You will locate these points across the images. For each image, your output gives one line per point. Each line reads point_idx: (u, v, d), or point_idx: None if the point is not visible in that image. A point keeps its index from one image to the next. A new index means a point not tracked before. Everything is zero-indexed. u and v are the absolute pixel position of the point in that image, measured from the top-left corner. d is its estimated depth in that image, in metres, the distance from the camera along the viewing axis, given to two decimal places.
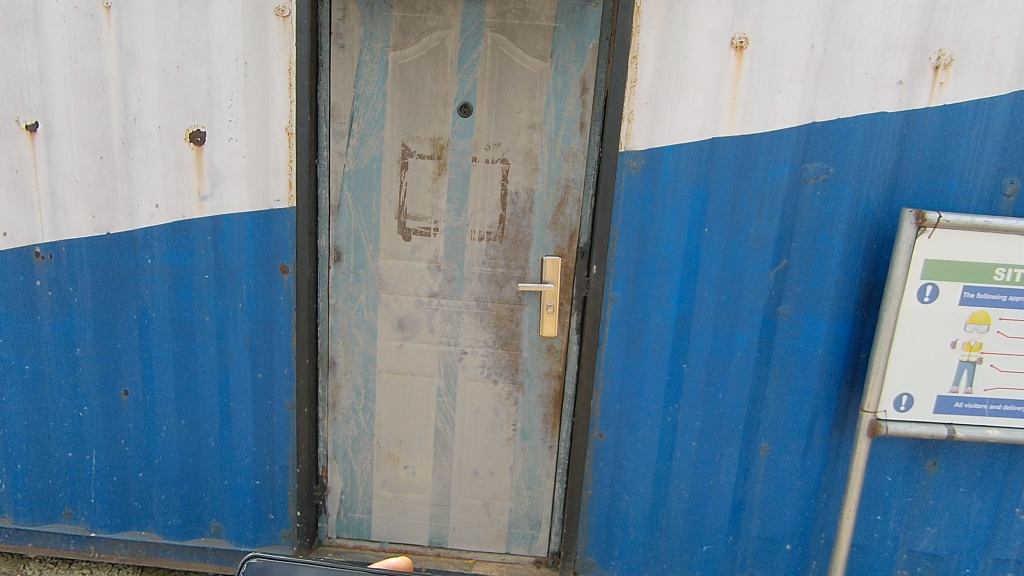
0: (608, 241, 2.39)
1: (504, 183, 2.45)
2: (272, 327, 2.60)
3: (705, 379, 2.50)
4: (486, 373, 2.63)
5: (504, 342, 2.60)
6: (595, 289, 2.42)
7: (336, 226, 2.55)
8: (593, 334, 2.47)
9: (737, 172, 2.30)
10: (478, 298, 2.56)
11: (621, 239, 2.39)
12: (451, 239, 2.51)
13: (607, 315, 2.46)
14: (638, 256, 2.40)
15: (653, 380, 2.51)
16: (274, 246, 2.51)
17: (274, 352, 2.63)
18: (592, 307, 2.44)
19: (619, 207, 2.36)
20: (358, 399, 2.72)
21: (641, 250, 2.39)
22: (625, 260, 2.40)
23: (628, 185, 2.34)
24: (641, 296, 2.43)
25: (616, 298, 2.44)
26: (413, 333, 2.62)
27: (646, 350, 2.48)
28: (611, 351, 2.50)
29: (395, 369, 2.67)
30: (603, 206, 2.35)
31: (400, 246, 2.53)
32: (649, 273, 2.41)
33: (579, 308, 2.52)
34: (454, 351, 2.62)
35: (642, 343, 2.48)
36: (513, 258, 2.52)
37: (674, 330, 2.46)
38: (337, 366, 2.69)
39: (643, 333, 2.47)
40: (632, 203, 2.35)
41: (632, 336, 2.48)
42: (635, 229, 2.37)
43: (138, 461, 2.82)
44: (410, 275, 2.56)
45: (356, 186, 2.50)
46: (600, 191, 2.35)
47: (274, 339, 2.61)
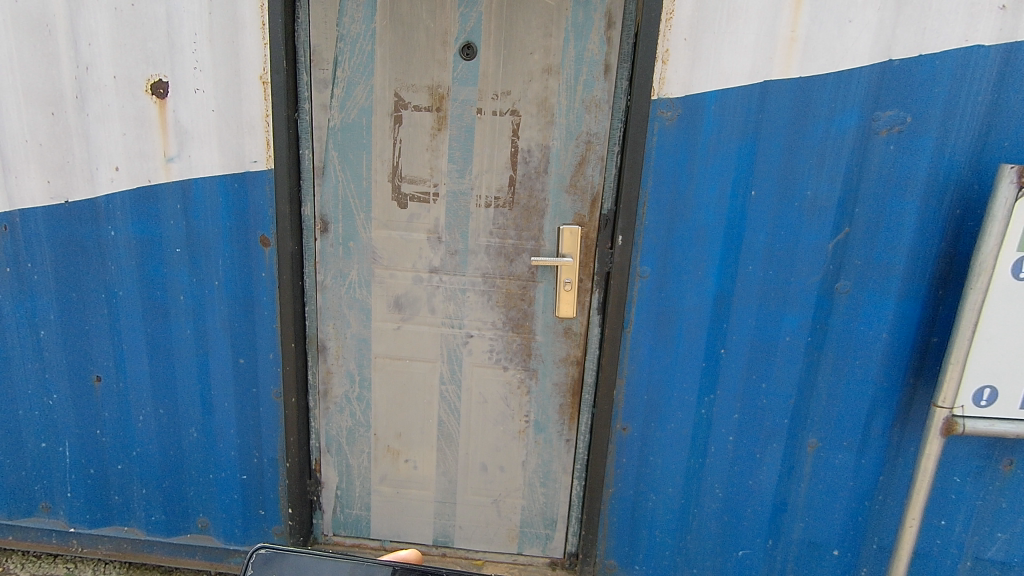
0: (634, 208, 2.03)
1: (513, 140, 2.09)
2: (253, 307, 2.31)
3: (746, 366, 2.17)
4: (495, 359, 2.32)
5: (514, 324, 2.27)
6: (621, 263, 2.08)
7: (321, 191, 2.20)
8: (617, 315, 2.14)
9: (793, 123, 1.92)
10: (486, 274, 2.23)
11: (651, 205, 2.04)
12: (452, 206, 2.17)
13: (633, 292, 2.13)
14: (670, 224, 2.05)
15: (686, 368, 2.19)
16: (253, 215, 2.21)
17: (258, 334, 2.34)
18: (616, 285, 2.11)
19: (650, 166, 2.00)
20: (353, 387, 2.43)
21: (674, 217, 2.04)
22: (655, 229, 2.06)
23: (660, 140, 1.97)
24: (673, 270, 2.09)
25: (645, 274, 2.10)
26: (411, 313, 2.31)
27: (678, 333, 2.15)
28: (639, 334, 2.17)
29: (391, 354, 2.37)
30: (631, 167, 1.99)
31: (396, 214, 2.20)
32: (682, 244, 2.06)
33: (601, 286, 2.18)
34: (458, 334, 2.31)
35: (674, 326, 2.15)
36: (525, 228, 2.17)
37: (712, 310, 2.12)
38: (328, 350, 2.39)
39: (677, 313, 2.13)
40: (664, 163, 1.99)
41: (663, 317, 2.14)
42: (668, 193, 2.02)
43: (117, 452, 2.58)
44: (407, 248, 2.23)
45: (343, 145, 2.14)
46: (627, 149, 1.99)
47: (257, 320, 2.33)
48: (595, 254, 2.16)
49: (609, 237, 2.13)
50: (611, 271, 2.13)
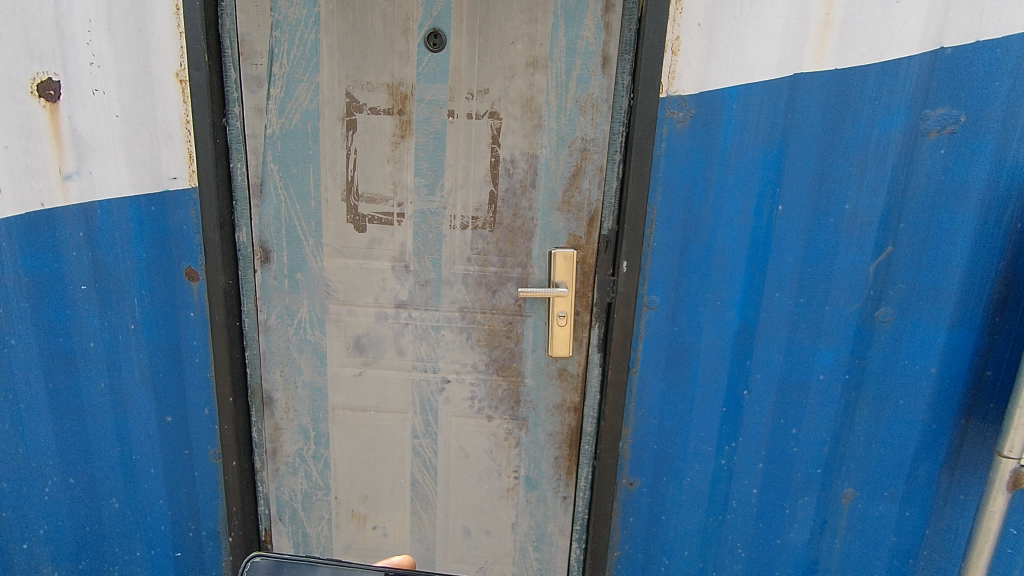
0: (640, 228, 1.69)
1: (493, 149, 1.73)
2: (181, 354, 1.90)
3: (770, 409, 1.85)
4: (477, 408, 1.96)
5: (500, 366, 1.91)
6: (626, 294, 1.74)
7: (260, 214, 1.80)
8: (622, 354, 1.80)
9: (828, 125, 1.62)
10: (464, 309, 1.86)
11: (660, 223, 1.70)
12: (421, 228, 1.79)
13: (640, 327, 1.79)
14: (684, 247, 1.72)
15: (703, 412, 1.86)
16: (175, 244, 1.79)
17: (187, 387, 1.93)
18: (620, 319, 1.77)
19: (658, 177, 1.67)
20: (308, 444, 2.04)
21: (687, 237, 1.71)
22: (664, 251, 1.72)
23: (670, 145, 1.64)
24: (686, 299, 1.76)
25: (654, 305, 1.77)
26: (375, 357, 1.93)
27: (693, 372, 1.82)
28: (647, 376, 1.84)
29: (353, 405, 1.98)
30: (635, 179, 1.66)
31: (353, 239, 1.82)
32: (696, 269, 1.73)
33: (602, 320, 1.84)
34: (432, 380, 1.94)
35: (688, 365, 1.82)
36: (509, 252, 1.81)
37: (733, 346, 1.79)
38: (275, 403, 1.99)
39: (692, 350, 1.80)
40: (675, 172, 1.66)
41: (675, 355, 1.81)
42: (680, 210, 1.69)
43: (19, 533, 2.11)
44: (368, 279, 1.85)
45: (284, 156, 1.75)
46: (632, 158, 1.65)
47: (185, 370, 1.91)
48: (593, 283, 1.82)
49: (610, 262, 1.79)
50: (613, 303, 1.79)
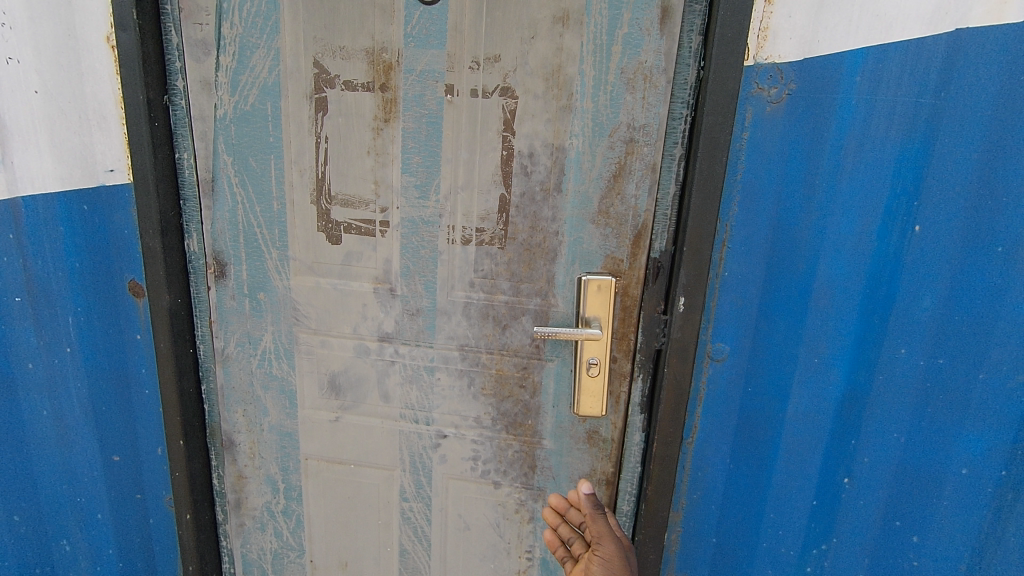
0: (706, 251, 1.22)
1: (505, 138, 1.27)
2: (125, 385, 1.56)
3: (882, 506, 1.32)
4: (480, 472, 1.53)
5: (510, 422, 1.47)
6: (682, 341, 1.27)
7: (213, 217, 1.42)
8: (673, 421, 1.33)
9: (1004, 109, 1.08)
10: (465, 347, 1.43)
11: (735, 244, 1.22)
12: (410, 241, 1.37)
13: (700, 384, 1.32)
14: (768, 280, 1.23)
15: (784, 502, 1.36)
16: (116, 250, 1.44)
17: (138, 422, 1.59)
18: (672, 374, 1.29)
19: (734, 182, 1.19)
20: (276, 498, 1.66)
21: (773, 266, 1.22)
22: (739, 284, 1.24)
23: (755, 137, 1.16)
24: (767, 350, 1.27)
25: (721, 356, 1.29)
26: (355, 400, 1.53)
27: (773, 449, 1.33)
28: (707, 449, 1.36)
29: (328, 456, 1.59)
30: (702, 184, 1.18)
31: (325, 251, 1.41)
32: (785, 310, 1.24)
33: (647, 372, 1.37)
34: (425, 432, 1.52)
35: (766, 439, 1.32)
36: (526, 277, 1.36)
37: (833, 417, 1.29)
38: (238, 447, 1.62)
39: (772, 419, 1.31)
40: (761, 175, 1.17)
41: (748, 425, 1.32)
42: (766, 228, 1.20)
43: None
44: (345, 303, 1.44)
45: (238, 145, 1.36)
46: (698, 154, 1.17)
47: (135, 402, 1.57)
48: (638, 322, 1.35)
49: (661, 296, 1.31)
50: (664, 351, 1.32)
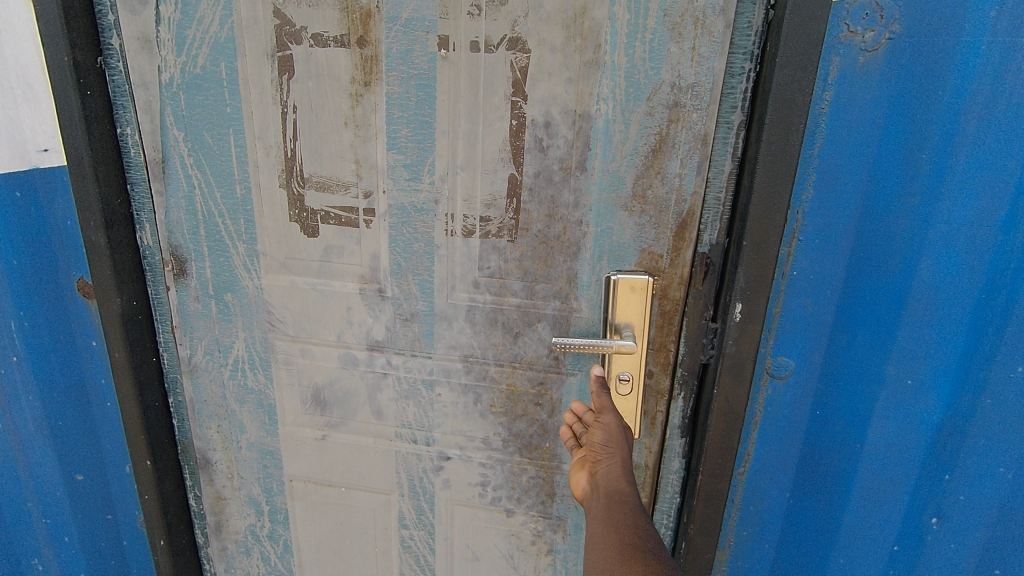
0: (772, 247, 0.97)
1: (514, 104, 1.01)
2: (79, 401, 1.34)
3: (979, 553, 1.10)
4: (490, 498, 1.31)
5: (524, 444, 1.25)
6: (736, 356, 1.03)
7: (167, 205, 1.19)
8: (722, 449, 1.10)
9: None
10: (469, 358, 1.20)
11: (809, 237, 0.98)
12: (401, 233, 1.13)
13: (756, 406, 1.10)
14: (849, 281, 1.00)
15: (857, 545, 1.14)
16: (58, 243, 1.21)
17: (100, 440, 1.37)
18: (721, 396, 1.07)
19: (811, 158, 0.95)
20: (261, 520, 1.47)
21: (857, 265, 0.99)
22: (812, 286, 1.01)
23: (842, 101, 0.92)
24: (844, 365, 1.04)
25: (785, 372, 1.07)
26: (343, 416, 1.31)
27: (847, 483, 1.11)
28: (762, 479, 1.14)
29: (316, 477, 1.39)
30: (769, 162, 0.93)
31: (300, 245, 1.18)
32: (869, 318, 1.01)
33: (690, 390, 1.13)
34: (425, 454, 1.30)
35: (838, 470, 1.10)
36: (541, 276, 1.11)
37: (925, 447, 1.06)
38: (214, 466, 1.43)
39: (845, 447, 1.09)
40: (847, 150, 0.94)
41: (815, 451, 1.10)
42: (849, 215, 0.96)
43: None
44: (327, 306, 1.21)
45: (190, 117, 1.11)
46: (765, 123, 0.91)
47: (97, 419, 1.35)
48: (679, 330, 1.10)
49: (710, 300, 1.06)
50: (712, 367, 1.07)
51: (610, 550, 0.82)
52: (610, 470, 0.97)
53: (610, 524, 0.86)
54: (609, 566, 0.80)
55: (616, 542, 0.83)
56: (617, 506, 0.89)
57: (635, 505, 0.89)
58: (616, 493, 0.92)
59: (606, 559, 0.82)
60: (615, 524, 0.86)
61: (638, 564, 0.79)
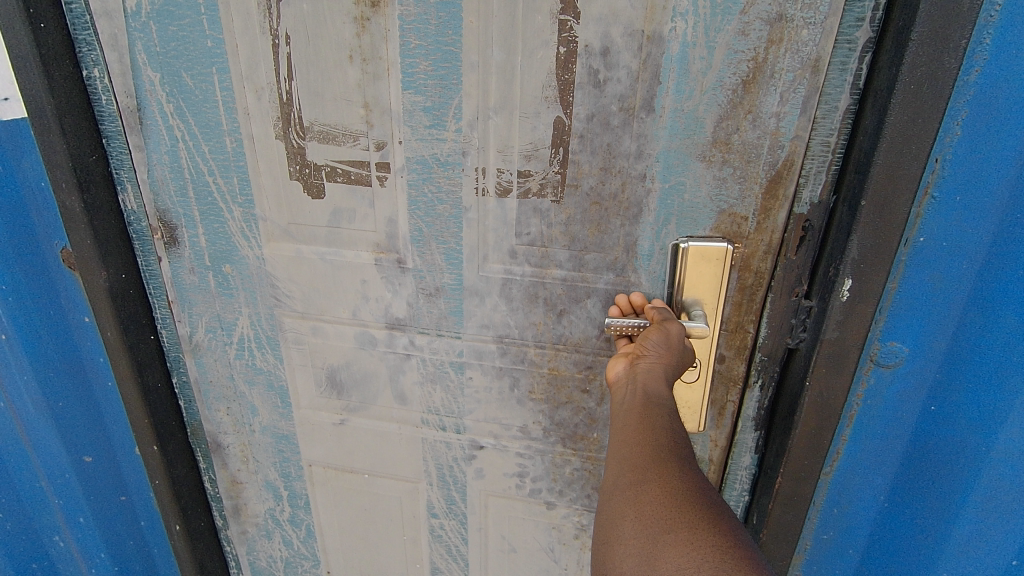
0: (900, 207, 0.74)
1: (561, 26, 0.79)
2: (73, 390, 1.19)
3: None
4: (529, 490, 1.17)
5: (568, 435, 1.09)
6: (838, 344, 0.83)
7: (149, 163, 1.01)
8: (809, 451, 0.91)
9: None
10: (505, 339, 1.02)
11: (948, 192, 0.75)
12: (422, 193, 0.93)
13: (852, 402, 0.89)
14: (995, 252, 0.76)
15: (965, 563, 0.95)
16: (32, 207, 1.03)
17: (105, 426, 1.23)
18: (814, 390, 0.87)
19: (964, 87, 0.70)
20: (280, 505, 1.36)
21: (1011, 228, 0.74)
22: (944, 257, 0.77)
23: (1020, 2, 0.65)
24: (977, 357, 0.82)
25: (895, 363, 0.85)
26: (363, 400, 1.16)
27: (961, 495, 0.90)
28: (851, 486, 0.95)
29: (336, 463, 1.26)
30: (908, 95, 0.69)
31: (304, 209, 0.99)
32: (1019, 299, 0.77)
33: (770, 378, 0.95)
34: (455, 443, 1.16)
35: (953, 479, 0.90)
36: (593, 243, 0.91)
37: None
38: (226, 450, 1.30)
39: (964, 454, 0.88)
40: (1017, 72, 0.68)
41: (923, 457, 0.90)
42: (1009, 164, 0.72)
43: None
44: (339, 279, 1.04)
45: (165, 54, 0.92)
46: (911, 37, 0.67)
47: (102, 406, 1.20)
48: (761, 308, 0.91)
49: (805, 272, 0.86)
50: (803, 354, 0.88)
51: (645, 450, 0.67)
52: (652, 370, 0.79)
53: (645, 424, 0.71)
54: (640, 466, 0.66)
55: (652, 443, 0.68)
56: (654, 409, 0.73)
57: (675, 411, 0.73)
58: (657, 395, 0.76)
59: (636, 457, 0.67)
60: (653, 424, 0.70)
61: (674, 469, 0.64)
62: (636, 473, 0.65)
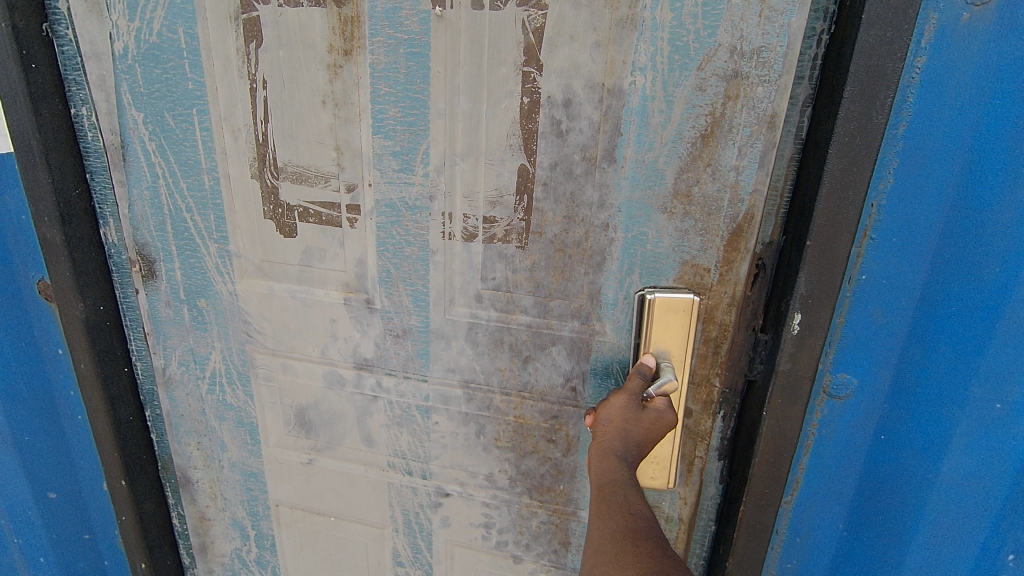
0: (842, 249, 0.73)
1: (525, 77, 0.80)
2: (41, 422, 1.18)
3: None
4: (495, 541, 1.13)
5: (535, 485, 1.06)
6: (791, 377, 0.80)
7: (130, 198, 1.04)
8: (768, 484, 0.87)
9: None
10: (471, 383, 1.01)
11: (885, 230, 0.74)
12: (390, 235, 0.94)
13: (809, 428, 0.86)
14: (931, 293, 0.75)
15: None
16: (12, 237, 1.04)
17: (74, 458, 1.21)
18: (771, 412, 0.83)
19: (897, 129, 0.70)
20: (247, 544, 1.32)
21: (944, 260, 0.74)
22: (885, 294, 0.77)
23: (944, 48, 0.66)
24: (919, 390, 0.80)
25: (845, 398, 0.83)
26: (331, 440, 1.14)
27: (911, 532, 0.87)
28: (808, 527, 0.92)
29: (302, 505, 1.23)
30: (846, 145, 0.69)
31: (277, 247, 1.00)
32: (957, 341, 0.76)
33: (731, 411, 0.91)
34: (421, 489, 1.13)
35: (900, 520, 0.87)
36: (557, 290, 0.91)
37: (1007, 484, 0.80)
38: (194, 486, 1.28)
39: (911, 484, 0.85)
40: (944, 113, 0.68)
41: (873, 501, 0.87)
42: (941, 206, 0.72)
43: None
44: (309, 317, 1.04)
45: (149, 95, 0.95)
46: (842, 95, 0.67)
47: (69, 433, 1.18)
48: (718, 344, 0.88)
49: (760, 308, 0.84)
50: (760, 385, 0.85)
51: (600, 531, 0.71)
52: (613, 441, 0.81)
53: (600, 503, 0.74)
54: (598, 547, 0.69)
55: (605, 522, 0.71)
56: (607, 487, 0.76)
57: (627, 483, 0.76)
58: (610, 470, 0.78)
59: (596, 540, 0.70)
60: (605, 502, 0.74)
61: (628, 546, 0.67)
62: (595, 557, 0.69)
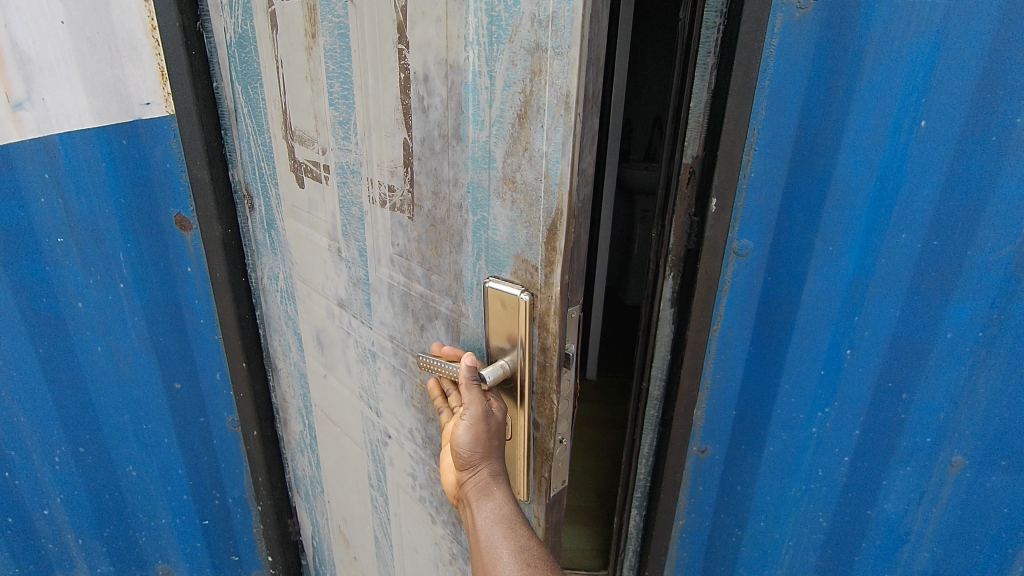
0: (739, 158, 1.06)
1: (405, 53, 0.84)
2: (182, 315, 1.54)
3: (891, 351, 1.14)
4: (419, 494, 1.21)
5: (437, 451, 1.10)
6: (714, 241, 1.11)
7: (241, 146, 1.41)
8: (701, 325, 1.18)
9: None
10: (395, 338, 1.10)
11: (762, 142, 1.07)
12: (347, 193, 1.08)
13: (725, 275, 1.17)
14: (784, 184, 1.09)
15: (783, 423, 1.27)
16: (158, 177, 1.40)
17: (193, 351, 1.58)
18: (703, 264, 1.14)
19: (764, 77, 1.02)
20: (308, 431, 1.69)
21: (799, 155, 1.07)
22: (759, 190, 1.10)
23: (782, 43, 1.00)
24: (789, 242, 1.13)
25: (740, 255, 1.15)
26: (333, 363, 1.38)
27: (779, 364, 1.22)
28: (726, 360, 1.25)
29: (325, 410, 1.52)
30: (733, 112, 1.02)
31: (297, 194, 1.25)
32: (805, 218, 1.11)
33: (678, 271, 1.18)
34: (376, 425, 1.28)
35: (769, 352, 1.22)
36: (435, 265, 0.93)
37: (841, 281, 1.12)
38: (280, 374, 1.67)
39: (784, 310, 1.18)
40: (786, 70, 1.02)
41: (762, 339, 1.21)
42: (780, 127, 1.05)
43: (33, 493, 1.68)
44: (315, 257, 1.28)
45: (242, 72, 1.29)
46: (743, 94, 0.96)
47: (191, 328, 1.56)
48: (668, 219, 1.16)
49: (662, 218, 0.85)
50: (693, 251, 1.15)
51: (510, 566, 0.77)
52: (480, 477, 0.82)
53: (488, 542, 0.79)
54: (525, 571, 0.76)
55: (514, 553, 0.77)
56: (503, 528, 0.79)
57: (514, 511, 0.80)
58: (502, 509, 0.81)
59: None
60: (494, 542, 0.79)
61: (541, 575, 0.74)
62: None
